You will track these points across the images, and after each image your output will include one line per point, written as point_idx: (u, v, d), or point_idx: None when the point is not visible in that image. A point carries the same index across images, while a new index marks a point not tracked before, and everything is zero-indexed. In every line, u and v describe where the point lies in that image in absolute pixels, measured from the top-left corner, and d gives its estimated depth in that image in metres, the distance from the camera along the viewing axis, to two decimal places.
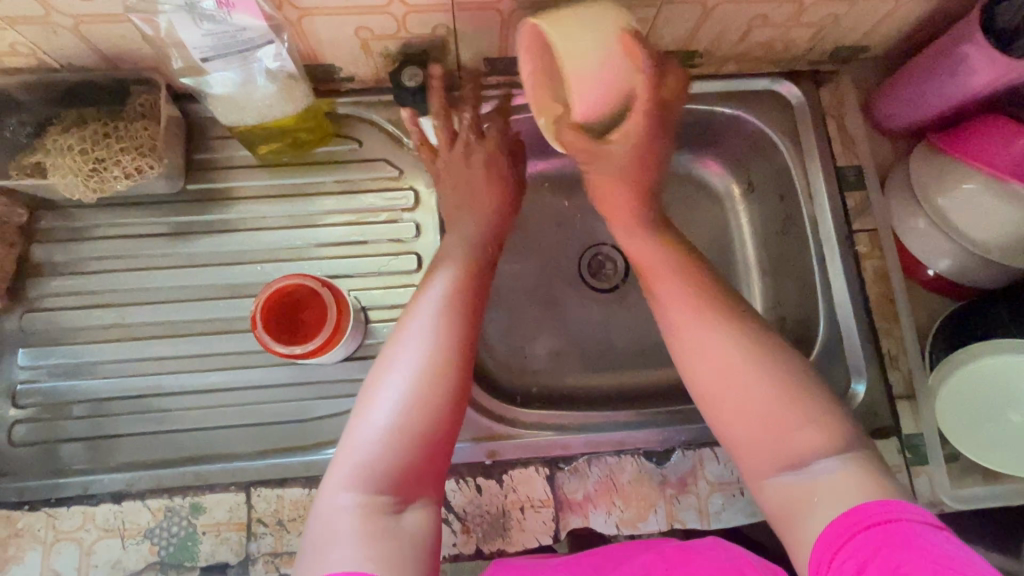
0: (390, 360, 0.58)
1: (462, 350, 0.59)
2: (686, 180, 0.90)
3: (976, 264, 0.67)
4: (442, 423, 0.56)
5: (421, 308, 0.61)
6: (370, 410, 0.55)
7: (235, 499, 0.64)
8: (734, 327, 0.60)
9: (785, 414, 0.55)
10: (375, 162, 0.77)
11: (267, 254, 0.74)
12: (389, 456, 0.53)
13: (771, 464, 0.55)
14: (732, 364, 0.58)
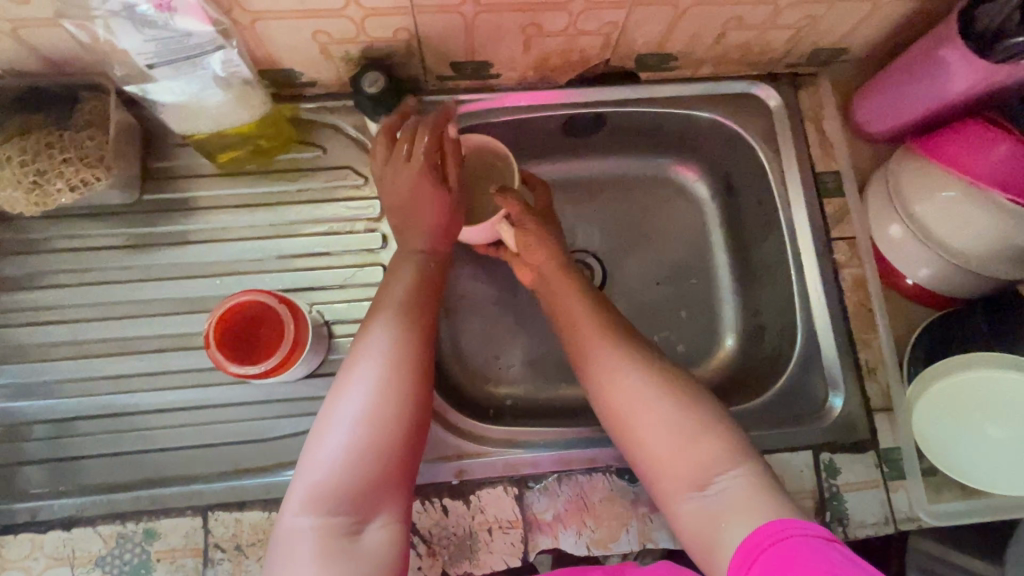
0: (347, 377, 0.55)
1: (421, 360, 0.57)
2: (664, 185, 0.88)
3: (954, 274, 0.65)
4: (402, 436, 0.53)
5: (377, 320, 0.58)
6: (325, 430, 0.53)
7: (191, 524, 0.61)
8: (643, 361, 0.60)
9: (687, 437, 0.55)
10: (340, 170, 0.74)
11: (228, 266, 0.72)
12: (347, 476, 0.51)
13: (682, 484, 0.54)
14: (629, 386, 0.58)
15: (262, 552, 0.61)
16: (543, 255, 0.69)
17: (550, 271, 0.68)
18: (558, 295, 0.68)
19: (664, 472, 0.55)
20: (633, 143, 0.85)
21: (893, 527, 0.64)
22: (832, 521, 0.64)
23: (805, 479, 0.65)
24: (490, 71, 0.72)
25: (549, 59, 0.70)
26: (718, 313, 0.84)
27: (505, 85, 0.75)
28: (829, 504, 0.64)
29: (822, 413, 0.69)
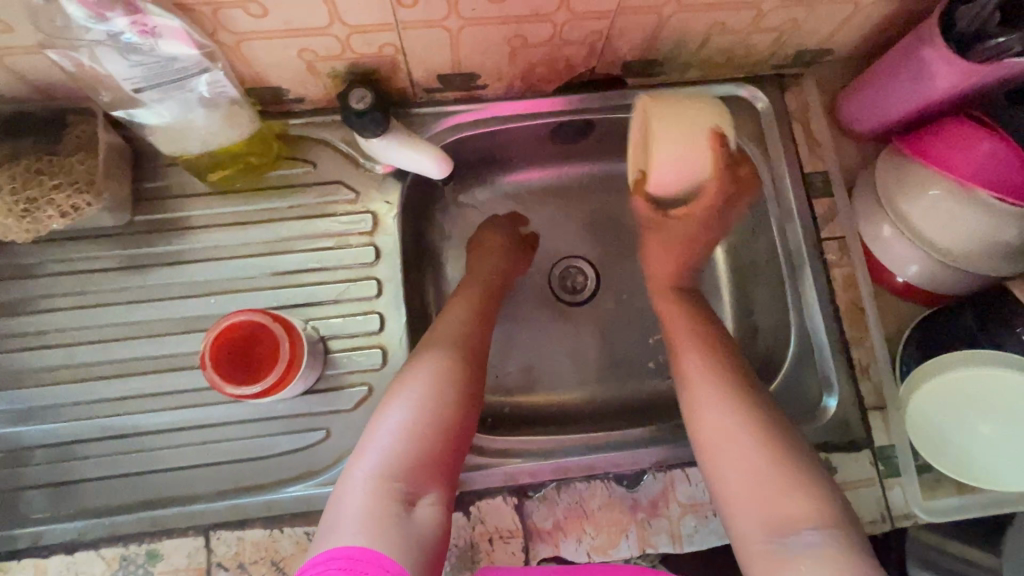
0: (412, 368, 0.61)
1: (478, 367, 0.64)
2: None
3: (943, 272, 0.66)
4: (456, 425, 0.58)
5: (441, 330, 0.66)
6: (390, 409, 0.58)
7: (193, 544, 0.62)
8: (739, 402, 0.61)
9: (778, 484, 0.54)
10: (330, 185, 0.74)
11: (222, 285, 0.72)
12: (409, 450, 0.54)
13: (763, 532, 0.53)
14: (714, 422, 0.60)
15: (265, 569, 0.61)
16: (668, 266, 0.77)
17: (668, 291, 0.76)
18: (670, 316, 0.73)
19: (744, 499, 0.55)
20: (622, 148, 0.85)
21: (890, 525, 0.65)
22: None
23: None
24: (477, 82, 0.72)
25: (535, 69, 0.70)
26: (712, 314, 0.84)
27: (492, 95, 0.75)
28: None
29: (817, 413, 0.69)
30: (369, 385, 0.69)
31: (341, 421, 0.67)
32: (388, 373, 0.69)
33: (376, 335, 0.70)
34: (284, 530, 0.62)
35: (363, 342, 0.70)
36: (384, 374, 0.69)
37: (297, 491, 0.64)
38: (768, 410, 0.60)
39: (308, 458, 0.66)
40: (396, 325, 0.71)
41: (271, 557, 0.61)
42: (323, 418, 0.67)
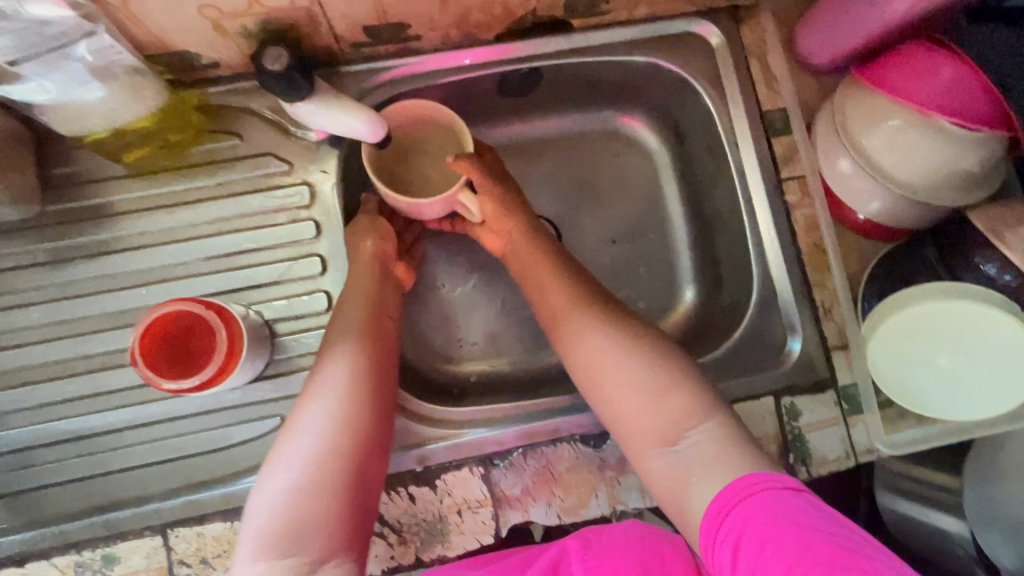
0: (299, 414, 0.53)
1: (379, 387, 0.55)
2: (612, 137, 0.85)
3: (903, 206, 0.64)
4: (360, 468, 0.51)
5: (340, 345, 0.57)
6: (279, 465, 0.50)
7: (151, 544, 0.60)
8: (616, 328, 0.59)
9: (657, 402, 0.54)
10: (261, 157, 0.68)
11: (153, 275, 0.66)
12: (305, 513, 0.47)
13: (653, 444, 0.53)
14: (597, 348, 0.58)
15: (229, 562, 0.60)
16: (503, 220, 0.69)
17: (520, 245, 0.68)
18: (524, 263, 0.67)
19: (631, 425, 0.54)
20: (575, 97, 0.81)
21: (855, 461, 0.65)
22: (796, 462, 0.65)
23: (767, 424, 0.66)
24: (409, 33, 0.66)
25: (471, 15, 0.65)
26: (676, 264, 0.83)
27: (429, 48, 0.70)
28: (791, 446, 0.65)
29: (781, 358, 0.68)
30: None
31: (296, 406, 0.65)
32: None
33: (325, 315, 0.67)
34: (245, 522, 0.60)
35: (312, 323, 0.66)
36: None
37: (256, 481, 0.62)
38: (641, 336, 0.58)
39: (264, 447, 0.63)
40: None
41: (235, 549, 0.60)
42: (276, 405, 0.64)
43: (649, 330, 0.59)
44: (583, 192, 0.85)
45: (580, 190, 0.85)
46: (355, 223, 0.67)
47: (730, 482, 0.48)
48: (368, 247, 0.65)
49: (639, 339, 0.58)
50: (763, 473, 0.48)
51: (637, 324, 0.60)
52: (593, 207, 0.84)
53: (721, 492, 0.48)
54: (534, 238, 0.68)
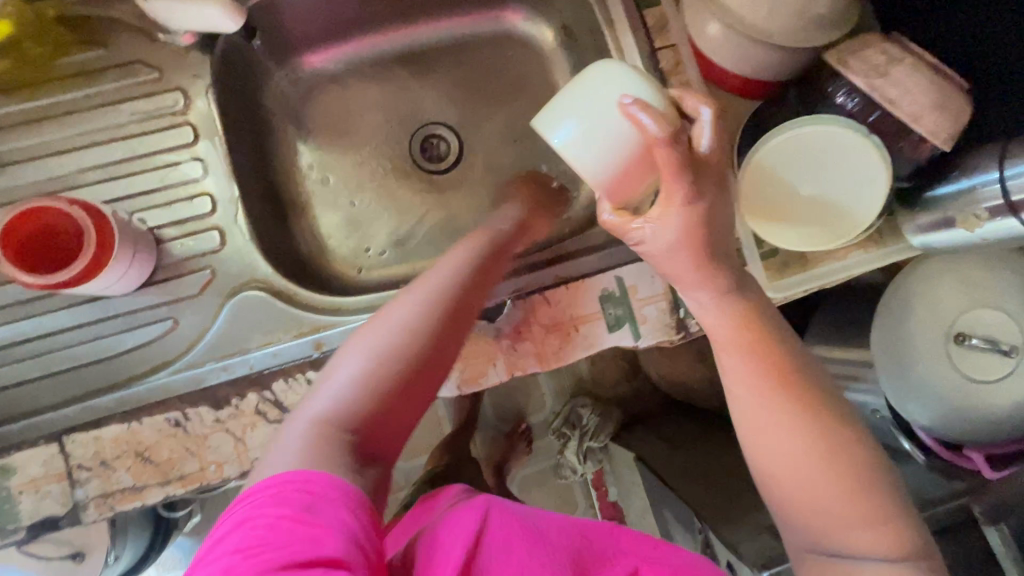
0: (377, 320, 0.51)
1: (461, 318, 0.53)
2: (501, 36, 0.85)
3: (765, 56, 0.66)
4: (415, 387, 0.49)
5: (434, 274, 0.55)
6: (345, 360, 0.49)
7: (47, 452, 0.59)
8: (812, 406, 0.46)
9: (832, 458, 0.44)
10: (128, 66, 0.67)
11: (24, 191, 0.65)
12: (354, 403, 0.46)
13: (811, 537, 0.45)
14: (784, 422, 0.46)
15: (131, 462, 0.60)
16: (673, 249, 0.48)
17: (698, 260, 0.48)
18: (725, 344, 0.49)
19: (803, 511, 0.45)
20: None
21: None
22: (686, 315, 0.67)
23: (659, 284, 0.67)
24: None
25: None
26: None
27: None
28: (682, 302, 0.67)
29: None
30: (212, 268, 0.65)
31: (189, 308, 0.64)
32: (230, 254, 0.66)
33: (209, 218, 0.66)
34: (144, 422, 0.61)
35: (196, 227, 0.66)
36: (226, 255, 0.66)
37: (153, 381, 0.62)
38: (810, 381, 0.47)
39: (158, 350, 0.63)
40: (230, 203, 0.67)
41: (136, 449, 0.60)
42: (168, 308, 0.64)
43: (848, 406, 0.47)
44: (479, 96, 0.86)
45: (476, 92, 0.86)
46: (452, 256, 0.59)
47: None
48: (472, 298, 0.54)
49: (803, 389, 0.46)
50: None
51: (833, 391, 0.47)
52: (489, 109, 0.86)
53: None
54: (717, 282, 0.48)
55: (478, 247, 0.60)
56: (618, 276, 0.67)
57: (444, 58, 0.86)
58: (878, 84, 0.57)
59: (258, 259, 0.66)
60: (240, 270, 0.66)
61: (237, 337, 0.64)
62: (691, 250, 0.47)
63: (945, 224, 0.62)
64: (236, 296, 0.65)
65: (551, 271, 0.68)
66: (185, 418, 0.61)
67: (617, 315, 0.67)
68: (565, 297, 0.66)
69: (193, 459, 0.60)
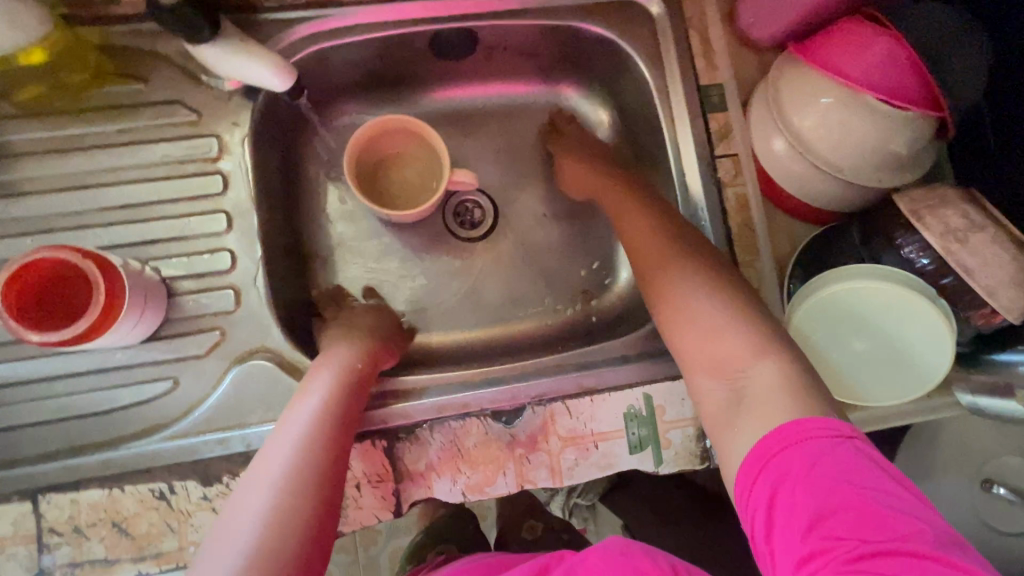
0: (237, 511, 0.46)
1: (340, 459, 0.51)
2: (554, 109, 0.83)
3: (832, 187, 0.63)
4: (306, 551, 0.44)
5: (288, 427, 0.52)
6: (213, 554, 0.43)
7: (20, 510, 0.55)
8: (732, 304, 0.55)
9: (750, 343, 0.52)
10: (166, 104, 0.64)
11: (40, 222, 0.61)
12: (257, 555, 0.42)
13: (727, 411, 0.51)
14: (701, 308, 0.56)
15: (105, 532, 0.56)
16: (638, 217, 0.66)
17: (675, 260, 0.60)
18: (657, 272, 0.61)
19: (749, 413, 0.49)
20: (514, 66, 0.79)
21: None
22: (712, 446, 0.63)
23: (687, 408, 0.63)
24: None
25: None
26: (614, 245, 0.81)
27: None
28: (710, 430, 0.63)
29: None
30: (223, 328, 0.62)
31: (192, 368, 0.61)
32: (243, 316, 0.62)
33: (226, 275, 0.63)
34: (126, 490, 0.57)
35: (213, 284, 0.63)
36: (239, 316, 0.62)
37: (141, 446, 0.58)
38: (745, 291, 0.57)
39: (152, 412, 0.60)
40: (251, 262, 0.63)
41: (113, 519, 0.56)
42: (170, 367, 0.61)
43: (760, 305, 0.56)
44: (522, 165, 0.83)
45: (520, 162, 0.83)
46: (344, 321, 0.68)
47: (793, 420, 0.46)
48: (365, 320, 0.68)
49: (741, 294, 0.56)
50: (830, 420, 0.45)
51: (748, 293, 0.57)
52: (531, 181, 0.83)
53: (767, 436, 0.47)
54: (683, 251, 0.61)
55: (340, 363, 0.59)
56: (646, 393, 0.63)
57: (493, 123, 0.83)
58: (955, 248, 0.54)
59: (271, 326, 0.62)
60: (251, 337, 0.62)
61: (238, 409, 0.60)
62: (712, 281, 0.57)
63: (1004, 389, 0.58)
64: (242, 364, 0.61)
65: (576, 378, 0.64)
66: (170, 491, 0.57)
67: (640, 436, 0.63)
68: (587, 410, 0.63)
69: (172, 537, 0.56)
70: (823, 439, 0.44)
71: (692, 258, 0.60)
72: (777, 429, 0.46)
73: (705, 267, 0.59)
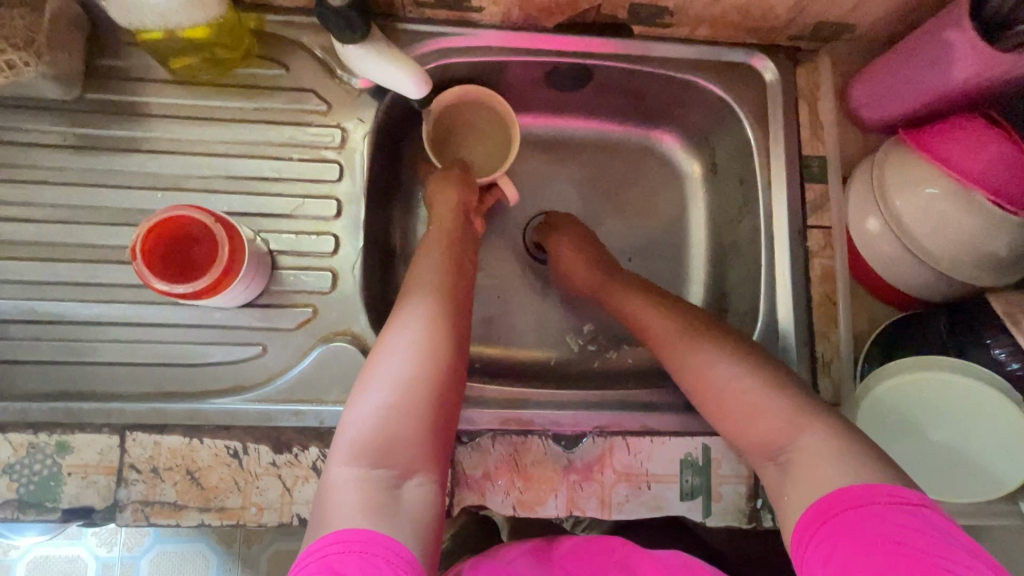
0: (372, 369, 0.54)
1: (456, 336, 0.56)
2: (647, 151, 0.85)
3: (923, 276, 0.63)
4: (435, 407, 0.53)
5: (411, 305, 0.58)
6: (364, 394, 0.53)
7: (107, 442, 0.59)
8: (745, 365, 0.58)
9: (793, 418, 0.54)
10: (302, 92, 0.69)
11: (172, 180, 0.67)
12: (396, 408, 0.51)
13: (758, 456, 0.56)
14: (721, 375, 0.58)
15: (179, 477, 0.59)
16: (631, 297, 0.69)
17: (673, 328, 0.64)
18: (671, 348, 0.63)
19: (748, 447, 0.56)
20: (619, 105, 0.82)
21: None
22: (762, 507, 0.63)
23: (742, 466, 0.64)
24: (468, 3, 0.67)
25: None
26: (684, 290, 0.82)
27: (487, 23, 0.71)
28: (761, 492, 0.64)
29: None
30: (314, 307, 0.66)
31: (280, 339, 0.64)
32: (336, 298, 0.66)
33: (328, 258, 0.67)
34: (203, 442, 0.60)
35: (314, 263, 0.66)
36: (332, 297, 0.66)
37: (223, 403, 0.61)
38: (769, 365, 0.58)
39: (238, 372, 0.63)
40: (352, 249, 0.67)
41: (187, 467, 0.59)
42: (261, 334, 0.64)
43: (770, 361, 0.59)
44: (608, 199, 0.86)
45: (606, 196, 0.86)
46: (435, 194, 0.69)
47: (852, 484, 0.47)
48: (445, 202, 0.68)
49: (781, 373, 0.57)
50: (889, 487, 0.46)
51: (758, 354, 0.59)
52: (613, 216, 0.85)
53: (819, 497, 0.48)
54: (679, 316, 0.65)
55: (451, 253, 0.64)
56: (706, 444, 0.64)
57: (586, 154, 0.86)
58: None
59: (360, 312, 0.66)
60: (339, 318, 0.65)
61: (316, 385, 0.63)
62: (723, 348, 0.60)
63: None
64: (327, 343, 0.64)
65: (638, 416, 0.65)
66: (243, 451, 0.60)
67: (693, 485, 0.63)
68: (645, 450, 0.64)
69: (237, 495, 0.59)
70: (886, 506, 0.45)
71: (689, 320, 0.64)
72: (834, 492, 0.48)
73: (706, 328, 0.62)
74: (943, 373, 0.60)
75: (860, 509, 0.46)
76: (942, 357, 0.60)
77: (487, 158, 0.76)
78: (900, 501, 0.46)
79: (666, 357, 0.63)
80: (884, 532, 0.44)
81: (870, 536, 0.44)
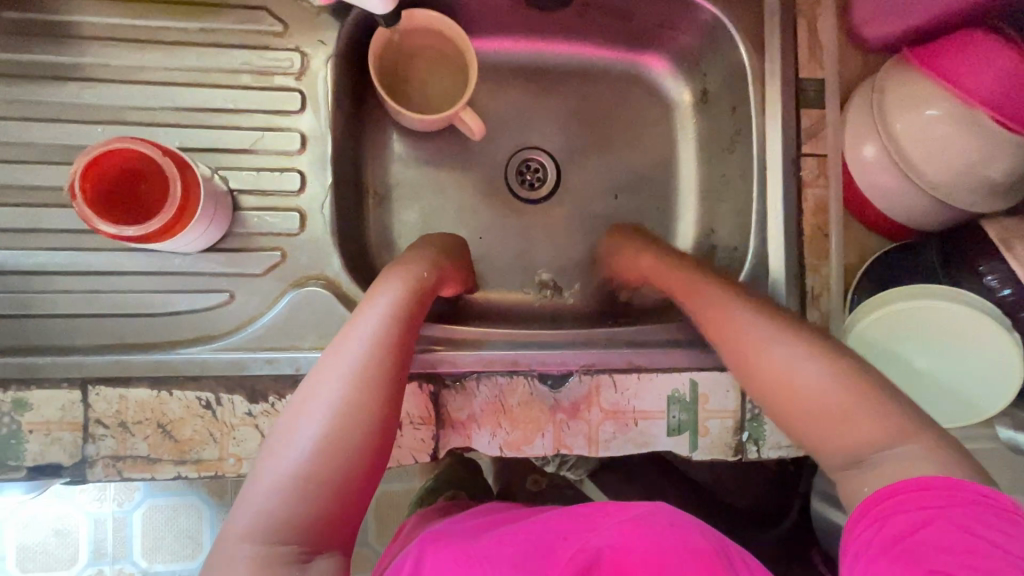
0: (285, 432, 0.46)
1: (387, 389, 0.49)
2: (635, 79, 0.80)
3: (919, 203, 0.61)
4: (356, 471, 0.45)
5: (344, 351, 0.50)
6: (278, 451, 0.45)
7: (68, 397, 0.56)
8: (819, 351, 0.48)
9: (885, 420, 0.44)
10: (254, 10, 0.62)
11: (113, 113, 0.60)
12: (312, 470, 0.44)
13: (837, 460, 0.46)
14: (786, 362, 0.48)
15: (149, 431, 0.56)
16: (683, 278, 0.60)
17: (729, 303, 0.55)
18: (728, 327, 0.53)
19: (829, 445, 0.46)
20: (605, 27, 0.76)
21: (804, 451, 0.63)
22: (748, 440, 0.63)
23: (729, 400, 0.63)
24: None
25: None
26: (673, 228, 0.79)
27: None
28: (747, 425, 0.63)
29: None
30: (282, 250, 0.61)
31: (248, 284, 0.60)
32: (305, 240, 0.62)
33: (294, 197, 0.62)
34: (173, 394, 0.57)
35: (280, 203, 0.62)
36: (300, 239, 0.62)
37: (190, 353, 0.58)
38: (846, 354, 0.48)
39: (206, 321, 0.60)
40: (319, 186, 0.62)
41: (158, 420, 0.56)
42: (227, 280, 0.60)
43: (850, 351, 0.49)
44: (594, 133, 0.81)
45: (592, 129, 0.81)
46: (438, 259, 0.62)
47: (937, 476, 0.41)
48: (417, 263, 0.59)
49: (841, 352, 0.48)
50: (981, 487, 0.41)
51: (834, 343, 0.50)
52: (599, 151, 0.80)
53: (902, 481, 0.42)
54: (722, 295, 0.56)
55: (405, 291, 0.55)
56: (693, 379, 0.63)
57: (571, 84, 0.80)
58: None
59: (333, 255, 0.62)
60: (311, 262, 0.62)
61: (290, 331, 0.59)
62: (793, 331, 0.50)
63: None
64: (298, 288, 0.60)
65: (626, 354, 0.63)
66: (216, 402, 0.57)
67: (680, 420, 0.63)
68: (633, 387, 0.63)
69: (213, 446, 0.57)
70: (970, 500, 0.40)
71: (750, 302, 0.54)
72: (917, 476, 0.41)
73: (768, 309, 0.53)
74: (941, 301, 0.59)
75: (944, 498, 0.40)
76: (939, 287, 0.59)
77: (451, 83, 0.71)
78: (992, 503, 0.40)
79: (726, 338, 0.53)
80: (965, 527, 0.39)
81: (949, 531, 0.39)
